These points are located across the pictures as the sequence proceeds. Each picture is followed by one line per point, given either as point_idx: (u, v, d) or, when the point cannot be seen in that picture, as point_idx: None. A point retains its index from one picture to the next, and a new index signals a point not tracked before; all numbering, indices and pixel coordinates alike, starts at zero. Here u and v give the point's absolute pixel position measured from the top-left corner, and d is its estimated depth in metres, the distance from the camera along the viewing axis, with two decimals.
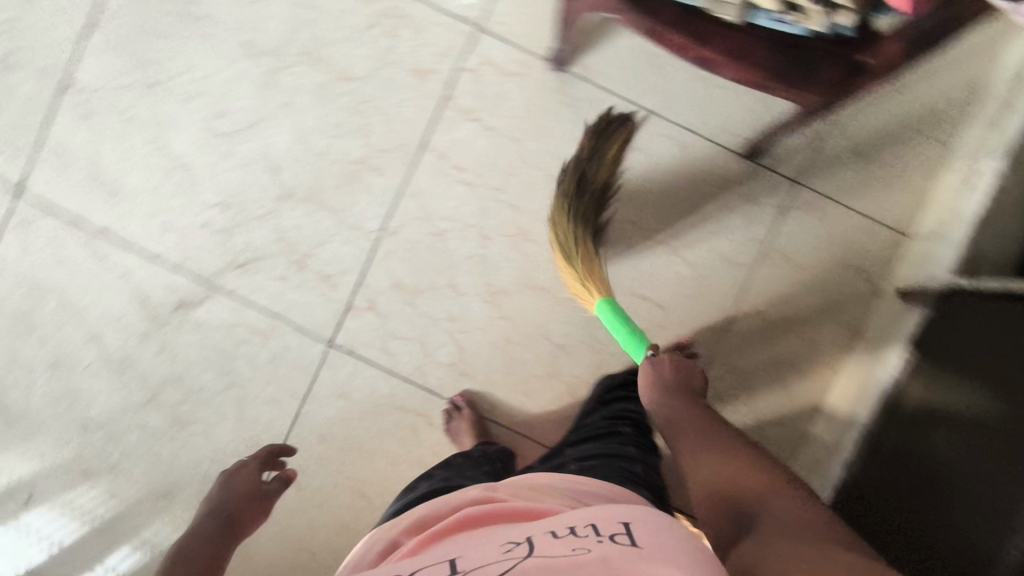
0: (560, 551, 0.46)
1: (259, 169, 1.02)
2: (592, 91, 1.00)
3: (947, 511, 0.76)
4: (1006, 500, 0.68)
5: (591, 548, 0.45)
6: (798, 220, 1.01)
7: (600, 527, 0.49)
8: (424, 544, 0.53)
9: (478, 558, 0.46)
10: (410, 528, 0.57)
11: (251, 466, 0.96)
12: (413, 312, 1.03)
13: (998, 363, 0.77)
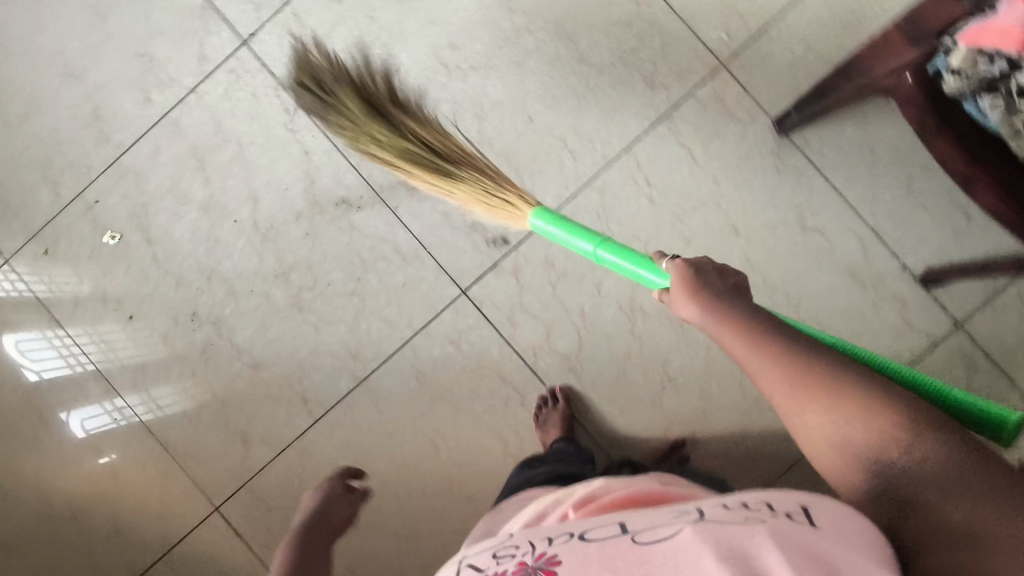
0: (730, 519, 0.40)
1: (467, 109, 1.05)
2: (801, 163, 1.02)
3: None
4: None
5: (762, 520, 0.39)
6: (946, 358, 1.01)
7: (776, 505, 0.42)
8: (583, 505, 0.51)
9: (643, 523, 0.42)
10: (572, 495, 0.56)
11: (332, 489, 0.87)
12: (550, 295, 1.05)
13: None
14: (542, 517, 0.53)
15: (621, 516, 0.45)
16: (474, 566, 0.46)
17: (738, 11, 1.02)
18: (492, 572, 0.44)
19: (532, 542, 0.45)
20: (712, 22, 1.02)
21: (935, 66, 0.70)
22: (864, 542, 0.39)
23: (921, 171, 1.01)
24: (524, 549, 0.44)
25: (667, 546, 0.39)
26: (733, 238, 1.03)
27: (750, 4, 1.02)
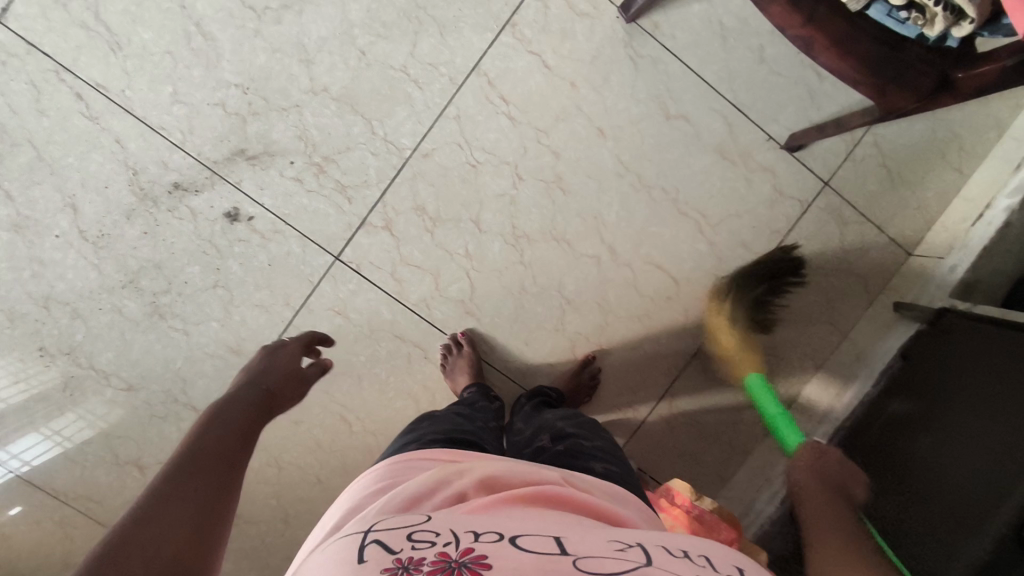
0: (678, 566, 0.38)
1: (289, 55, 0.93)
2: (655, 50, 0.98)
3: (907, 500, 0.81)
4: (970, 495, 0.73)
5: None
6: (817, 218, 1.05)
7: (717, 563, 0.41)
8: (495, 504, 0.48)
9: (582, 545, 0.39)
10: (480, 484, 0.52)
11: (291, 347, 0.90)
12: (430, 240, 0.99)
13: (981, 373, 0.82)
14: (442, 498, 0.50)
15: (557, 531, 0.41)
16: (383, 542, 0.38)
17: None
18: (405, 557, 0.36)
19: (454, 534, 0.39)
20: None
21: None
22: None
23: (770, 36, 0.99)
24: (445, 538, 0.38)
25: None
26: (601, 142, 0.99)
27: None
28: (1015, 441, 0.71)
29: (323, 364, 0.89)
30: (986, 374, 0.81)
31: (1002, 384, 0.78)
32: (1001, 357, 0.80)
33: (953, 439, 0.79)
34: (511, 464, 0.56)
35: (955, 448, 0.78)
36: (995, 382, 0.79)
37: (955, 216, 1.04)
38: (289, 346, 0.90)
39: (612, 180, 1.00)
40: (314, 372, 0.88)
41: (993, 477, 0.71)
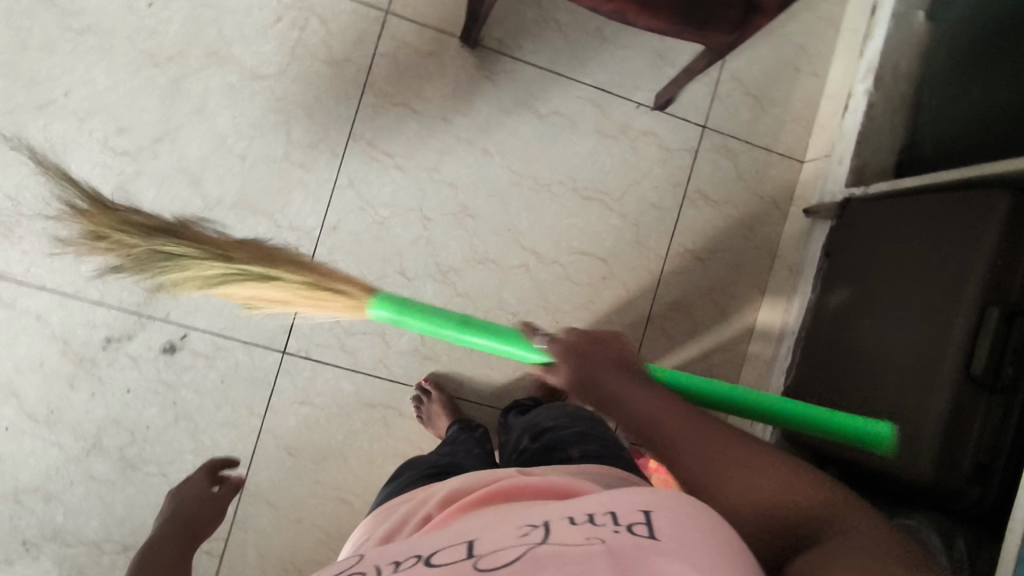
0: (573, 538, 0.38)
1: (178, 181, 0.96)
2: (508, 64, 1.04)
3: (862, 385, 0.84)
4: (917, 362, 0.76)
5: (603, 540, 0.38)
6: (707, 159, 1.11)
7: (621, 515, 0.41)
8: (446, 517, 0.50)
9: (491, 539, 0.40)
10: (439, 504, 0.54)
11: (198, 479, 0.87)
12: (366, 305, 1.01)
13: (899, 248, 0.85)
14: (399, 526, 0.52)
15: (474, 531, 0.42)
16: None
17: None
18: None
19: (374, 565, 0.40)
20: None
21: None
22: (699, 540, 0.39)
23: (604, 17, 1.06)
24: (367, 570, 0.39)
25: (513, 564, 0.36)
26: (490, 161, 1.04)
27: None
28: (947, 302, 0.75)
29: (235, 482, 0.88)
30: (920, 244, 0.82)
31: (920, 253, 0.82)
32: (915, 228, 0.84)
33: (908, 315, 0.80)
34: (473, 477, 0.57)
35: (896, 324, 0.81)
36: (931, 250, 0.80)
37: (827, 115, 1.11)
38: (195, 478, 0.87)
39: (512, 190, 1.05)
40: (228, 490, 0.86)
41: (936, 341, 0.75)
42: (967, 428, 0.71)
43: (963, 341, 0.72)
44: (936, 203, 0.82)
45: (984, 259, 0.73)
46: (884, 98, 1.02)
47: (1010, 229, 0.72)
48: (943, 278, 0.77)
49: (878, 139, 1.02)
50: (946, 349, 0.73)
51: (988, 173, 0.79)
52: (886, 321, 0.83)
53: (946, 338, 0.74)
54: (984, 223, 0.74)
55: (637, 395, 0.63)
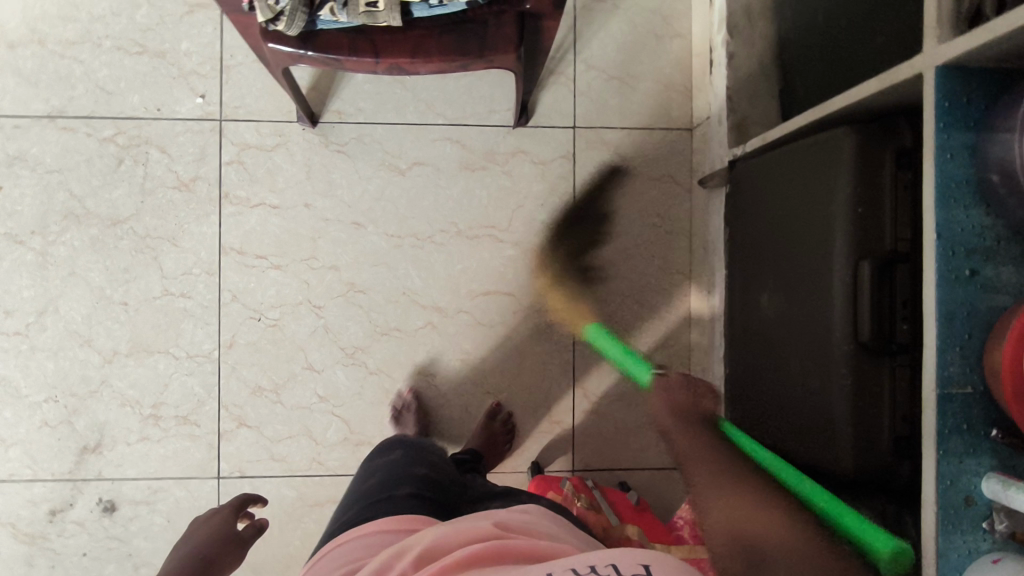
0: None
1: (71, 347, 0.98)
2: (354, 130, 1.01)
3: (777, 369, 0.75)
4: (815, 338, 0.68)
5: None
6: (587, 156, 1.04)
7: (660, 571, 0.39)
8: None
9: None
10: (415, 561, 0.46)
11: (223, 513, 0.81)
12: (284, 408, 1.01)
13: (777, 209, 0.76)
14: None
15: None
16: None
17: (191, 73, 0.99)
18: None
19: None
20: (181, 99, 0.99)
21: (276, 41, 0.69)
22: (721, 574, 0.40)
23: None
24: None
25: None
26: (364, 232, 1.01)
27: (194, 58, 0.99)
28: (824, 265, 0.67)
29: (258, 523, 0.79)
30: (790, 207, 0.73)
31: (794, 213, 0.73)
32: (785, 185, 0.75)
33: (795, 289, 0.71)
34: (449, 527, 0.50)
35: (791, 297, 0.73)
36: (799, 212, 0.71)
37: (699, 74, 1.03)
38: (219, 514, 0.80)
39: (395, 254, 1.02)
40: (251, 531, 0.79)
41: (824, 312, 0.66)
42: (881, 404, 0.62)
43: (846, 307, 0.64)
44: (793, 158, 0.73)
45: (846, 210, 0.64)
46: (744, 43, 0.94)
47: (865, 171, 0.63)
48: (816, 237, 0.68)
49: (750, 87, 0.94)
50: (834, 320, 0.65)
51: (822, 114, 0.69)
52: (781, 301, 0.75)
53: (831, 308, 0.65)
54: (839, 169, 0.65)
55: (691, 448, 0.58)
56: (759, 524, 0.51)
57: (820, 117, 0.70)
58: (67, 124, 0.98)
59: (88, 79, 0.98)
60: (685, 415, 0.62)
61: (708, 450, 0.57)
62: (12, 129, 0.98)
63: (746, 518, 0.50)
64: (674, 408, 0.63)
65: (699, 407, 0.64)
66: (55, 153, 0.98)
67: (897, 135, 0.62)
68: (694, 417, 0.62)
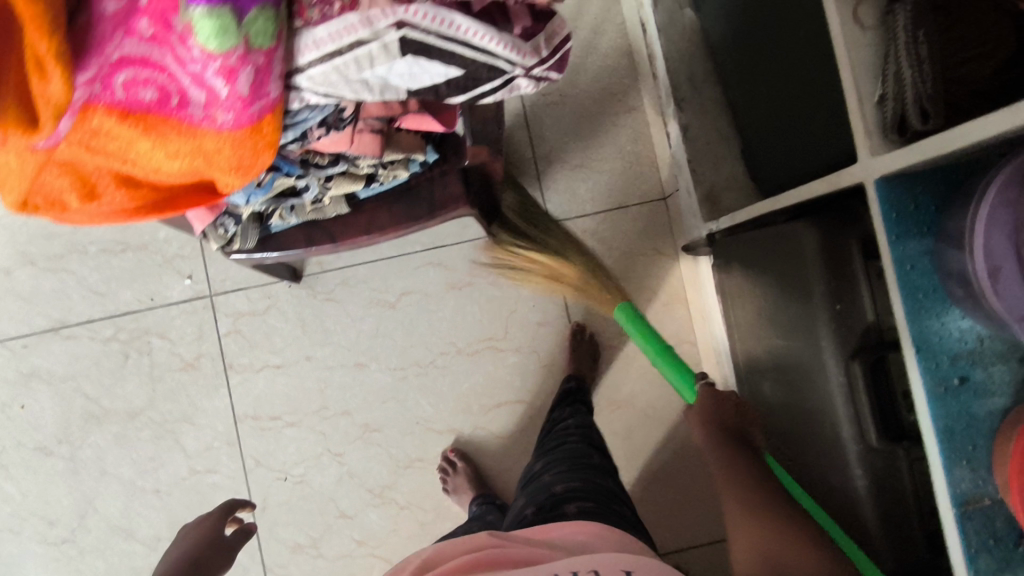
0: None
1: (116, 542, 1.01)
2: (337, 276, 1.03)
3: (796, 459, 0.73)
4: (826, 434, 0.66)
5: None
6: (567, 248, 1.04)
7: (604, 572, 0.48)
8: None
9: None
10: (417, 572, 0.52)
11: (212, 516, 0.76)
12: (326, 560, 1.02)
13: (764, 294, 0.75)
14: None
15: None
16: None
17: (175, 257, 1.03)
18: None
19: None
20: (170, 284, 1.03)
21: (237, 254, 0.71)
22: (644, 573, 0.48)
23: None
24: None
25: None
26: (367, 371, 1.03)
27: (175, 242, 1.03)
28: (817, 360, 0.65)
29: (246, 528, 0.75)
30: (776, 298, 0.71)
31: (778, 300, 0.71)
32: (763, 270, 0.74)
33: (795, 380, 0.70)
34: (451, 544, 0.56)
35: (794, 387, 0.71)
36: (784, 302, 0.70)
37: (660, 144, 1.02)
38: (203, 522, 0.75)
39: (401, 387, 1.03)
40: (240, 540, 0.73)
41: (828, 409, 0.65)
42: (903, 501, 0.60)
43: (847, 406, 0.62)
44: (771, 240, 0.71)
45: (824, 307, 0.63)
46: (696, 113, 0.93)
47: (833, 264, 0.61)
48: (802, 330, 0.67)
49: (712, 155, 0.93)
50: (839, 419, 0.63)
51: (784, 202, 0.67)
52: (784, 392, 0.73)
53: (833, 406, 0.64)
54: (807, 263, 0.64)
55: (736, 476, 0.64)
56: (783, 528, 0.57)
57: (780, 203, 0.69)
58: (71, 332, 1.03)
59: (82, 286, 1.03)
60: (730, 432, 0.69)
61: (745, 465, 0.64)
62: (23, 348, 1.03)
63: None
64: (719, 426, 0.70)
65: (744, 431, 0.70)
66: (67, 362, 1.03)
67: (855, 222, 0.60)
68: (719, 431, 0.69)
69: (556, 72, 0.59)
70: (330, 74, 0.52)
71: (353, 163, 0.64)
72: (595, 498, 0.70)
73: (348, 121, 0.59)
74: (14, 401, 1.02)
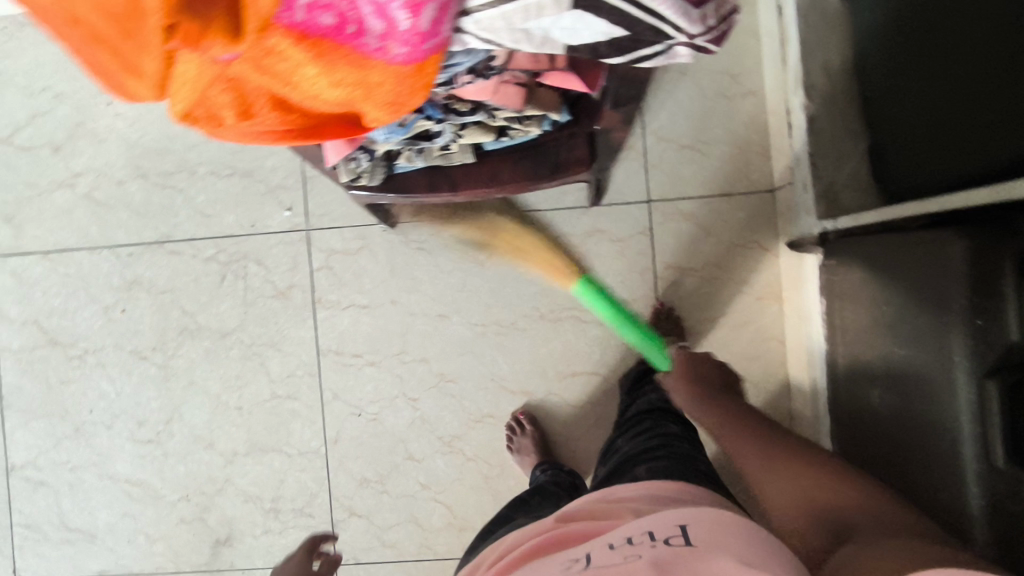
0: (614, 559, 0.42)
1: (197, 450, 1.08)
2: (431, 226, 1.04)
3: (891, 463, 0.71)
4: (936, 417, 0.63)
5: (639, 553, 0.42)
6: (664, 227, 1.02)
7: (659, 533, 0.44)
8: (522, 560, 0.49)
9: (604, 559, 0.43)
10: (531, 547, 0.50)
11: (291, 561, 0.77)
12: (390, 497, 1.06)
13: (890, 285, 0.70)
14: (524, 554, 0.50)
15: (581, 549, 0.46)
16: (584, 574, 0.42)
17: (278, 187, 1.06)
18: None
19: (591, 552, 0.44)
20: (271, 213, 1.06)
21: (356, 190, 0.71)
22: (752, 557, 0.41)
23: None
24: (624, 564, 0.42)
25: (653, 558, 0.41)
26: (450, 322, 1.05)
27: (279, 173, 1.06)
28: (932, 370, 0.63)
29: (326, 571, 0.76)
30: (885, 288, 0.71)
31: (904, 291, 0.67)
32: (890, 272, 0.70)
33: (912, 390, 0.66)
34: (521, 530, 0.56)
35: (903, 387, 0.68)
36: (912, 298, 0.66)
37: (777, 134, 0.98)
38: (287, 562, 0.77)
39: (481, 341, 1.04)
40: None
41: (942, 406, 0.62)
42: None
43: (967, 404, 0.59)
44: (887, 249, 0.71)
45: (962, 318, 0.60)
46: (826, 103, 0.88)
47: (973, 263, 0.58)
48: (921, 328, 0.65)
49: (836, 151, 0.88)
50: (954, 408, 0.60)
51: (922, 210, 0.69)
52: (896, 404, 0.70)
53: (950, 400, 0.61)
54: (933, 254, 0.63)
55: (736, 429, 0.70)
56: (816, 479, 0.59)
57: (921, 213, 0.69)
58: (174, 247, 1.07)
59: (188, 204, 1.07)
60: (710, 393, 0.77)
61: (752, 422, 0.70)
62: (128, 257, 1.08)
63: (814, 496, 0.57)
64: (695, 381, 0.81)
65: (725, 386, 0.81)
66: (168, 275, 1.07)
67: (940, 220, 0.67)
68: (749, 419, 0.71)
69: (713, 47, 0.56)
70: (497, 21, 0.50)
71: (491, 115, 0.64)
72: (688, 467, 0.65)
73: (496, 71, 0.58)
74: (117, 305, 1.08)
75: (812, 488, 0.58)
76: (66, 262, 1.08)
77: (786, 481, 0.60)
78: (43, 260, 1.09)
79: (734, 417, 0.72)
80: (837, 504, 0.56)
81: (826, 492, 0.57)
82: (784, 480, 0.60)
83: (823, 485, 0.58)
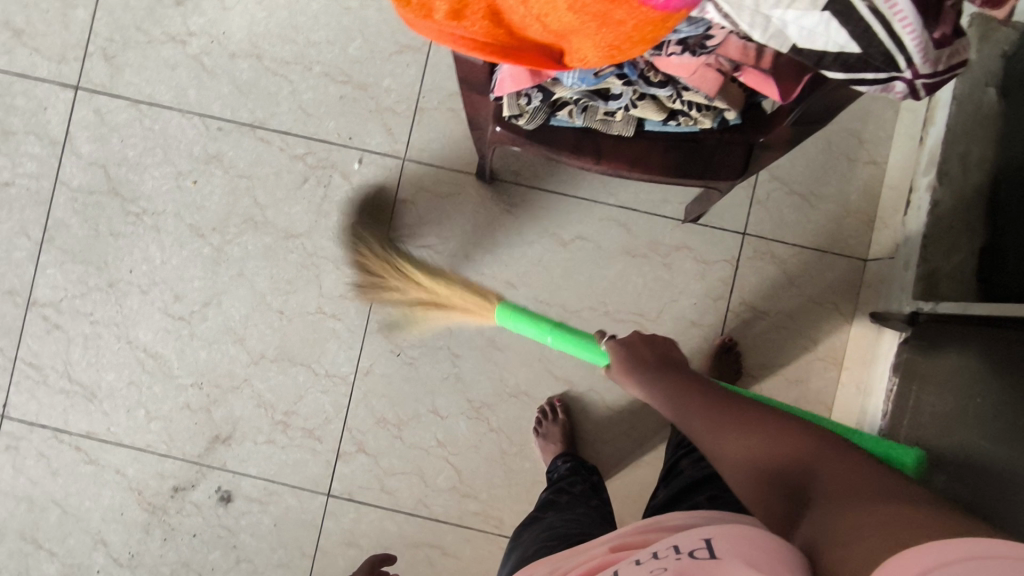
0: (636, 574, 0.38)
1: (225, 341, 1.05)
2: (526, 194, 1.03)
3: None
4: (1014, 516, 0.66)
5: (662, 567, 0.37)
6: (750, 264, 1.02)
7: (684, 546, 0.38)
8: None
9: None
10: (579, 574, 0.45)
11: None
12: (403, 444, 1.04)
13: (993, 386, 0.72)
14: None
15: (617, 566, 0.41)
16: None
17: (387, 109, 1.04)
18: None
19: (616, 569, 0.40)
20: (373, 133, 1.04)
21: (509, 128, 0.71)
22: (779, 569, 0.34)
23: None
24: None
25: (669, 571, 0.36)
26: (515, 292, 1.03)
27: (393, 96, 1.04)
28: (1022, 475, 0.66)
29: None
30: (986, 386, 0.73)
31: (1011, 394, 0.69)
32: (996, 372, 0.72)
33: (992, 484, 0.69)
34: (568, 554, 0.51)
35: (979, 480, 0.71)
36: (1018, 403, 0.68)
37: (889, 208, 0.99)
38: None
39: None
40: None
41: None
42: None
43: None
44: (998, 353, 0.72)
45: None
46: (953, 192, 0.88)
47: None
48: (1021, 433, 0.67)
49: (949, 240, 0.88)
50: None
51: None
52: (959, 492, 0.73)
53: None
54: None
55: (682, 399, 0.61)
56: (776, 444, 0.50)
57: None
58: (266, 136, 1.05)
59: (293, 98, 1.05)
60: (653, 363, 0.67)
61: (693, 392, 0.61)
62: (217, 131, 1.05)
63: (756, 458, 0.51)
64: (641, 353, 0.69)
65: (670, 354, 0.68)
66: (250, 160, 1.05)
67: None
68: (696, 393, 0.61)
69: (926, 95, 0.52)
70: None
71: (676, 94, 0.63)
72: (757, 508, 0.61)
73: (706, 52, 0.56)
74: (190, 175, 1.05)
75: (763, 446, 0.51)
76: (152, 117, 1.05)
77: (750, 467, 0.51)
78: (130, 108, 1.06)
79: (680, 394, 0.62)
80: (777, 459, 0.49)
81: (772, 444, 0.50)
82: (736, 443, 0.53)
83: (766, 442, 0.51)
